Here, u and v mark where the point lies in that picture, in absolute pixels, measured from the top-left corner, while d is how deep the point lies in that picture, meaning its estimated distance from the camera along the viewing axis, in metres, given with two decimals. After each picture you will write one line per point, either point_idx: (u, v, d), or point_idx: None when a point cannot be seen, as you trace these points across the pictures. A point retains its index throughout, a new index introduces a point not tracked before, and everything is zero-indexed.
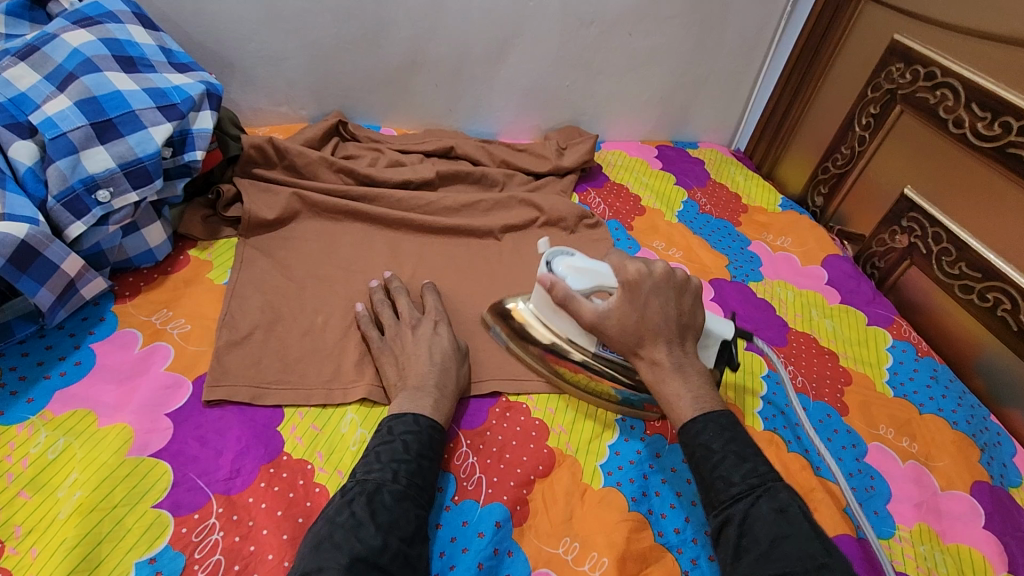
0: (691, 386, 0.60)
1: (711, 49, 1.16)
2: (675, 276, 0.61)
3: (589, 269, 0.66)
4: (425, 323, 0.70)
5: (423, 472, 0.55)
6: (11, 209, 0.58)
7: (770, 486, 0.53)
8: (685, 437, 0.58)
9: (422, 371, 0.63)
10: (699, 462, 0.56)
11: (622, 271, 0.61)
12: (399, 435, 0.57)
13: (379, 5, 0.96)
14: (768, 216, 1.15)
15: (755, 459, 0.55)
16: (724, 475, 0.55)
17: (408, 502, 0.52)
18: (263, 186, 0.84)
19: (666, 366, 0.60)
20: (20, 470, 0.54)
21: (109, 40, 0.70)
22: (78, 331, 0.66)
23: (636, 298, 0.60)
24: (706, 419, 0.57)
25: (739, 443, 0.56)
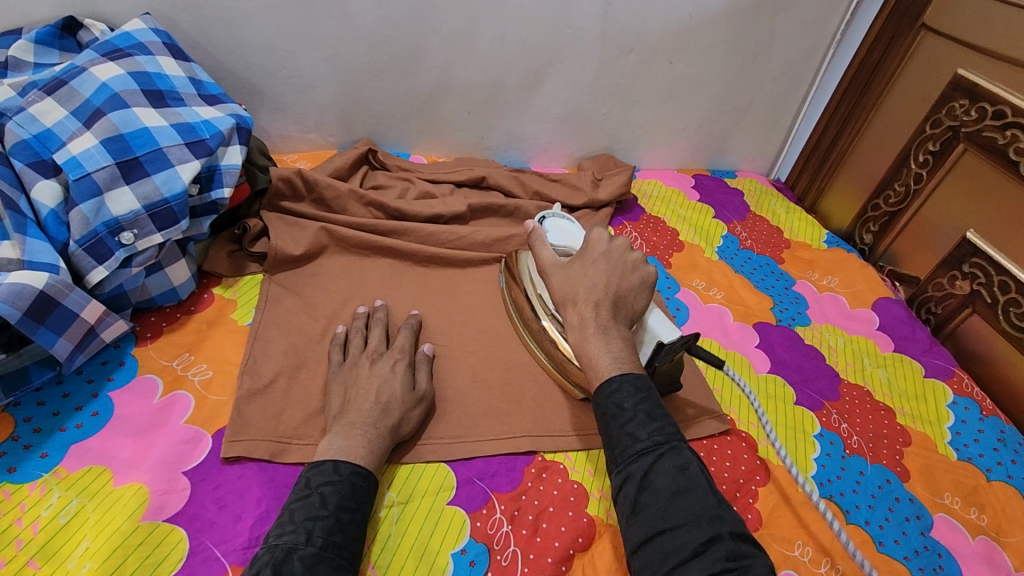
0: (613, 347, 0.57)
1: (754, 77, 1.11)
2: (631, 252, 0.65)
3: (570, 233, 0.79)
4: (386, 358, 0.67)
5: (342, 527, 0.50)
6: (32, 257, 0.55)
7: (675, 444, 0.51)
8: (599, 396, 0.55)
9: (363, 410, 0.60)
10: (608, 419, 0.53)
11: (586, 235, 0.67)
12: (316, 488, 0.52)
13: (412, 33, 0.92)
14: (813, 252, 1.09)
15: (664, 419, 0.52)
16: (632, 431, 0.52)
17: (323, 565, 0.47)
18: (291, 221, 0.81)
19: (589, 326, 0.59)
20: (30, 537, 0.50)
21: (138, 73, 0.68)
22: (97, 377, 0.63)
23: (586, 258, 0.64)
24: (623, 380, 0.55)
25: (651, 403, 0.53)
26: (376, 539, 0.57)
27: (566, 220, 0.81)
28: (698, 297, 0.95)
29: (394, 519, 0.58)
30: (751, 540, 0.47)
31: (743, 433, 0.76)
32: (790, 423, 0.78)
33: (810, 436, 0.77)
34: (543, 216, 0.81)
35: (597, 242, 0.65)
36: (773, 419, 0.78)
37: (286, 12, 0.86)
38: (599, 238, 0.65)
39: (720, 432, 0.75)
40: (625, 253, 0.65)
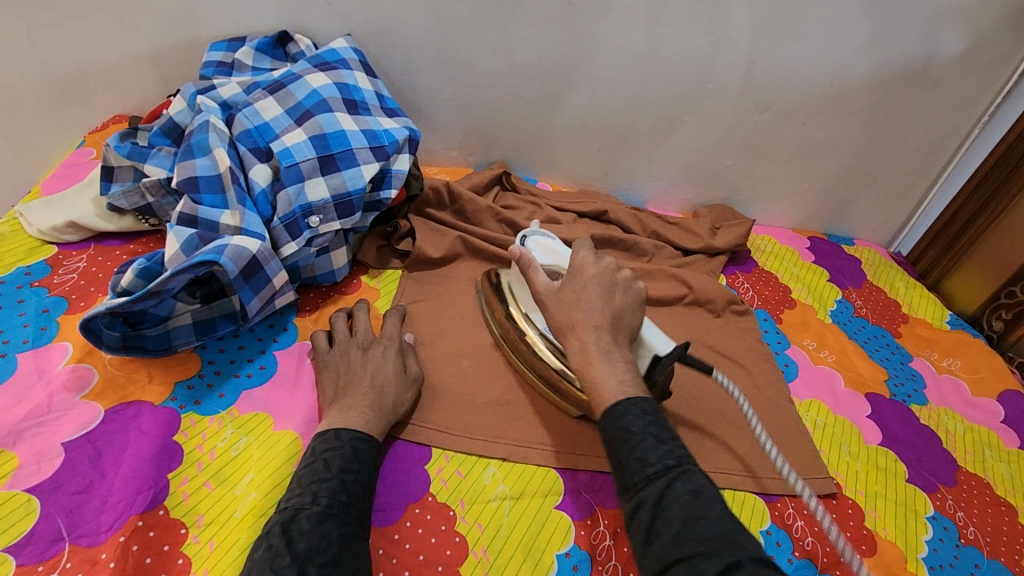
0: (617, 371, 0.61)
1: (888, 149, 1.11)
2: (614, 272, 0.68)
3: (555, 251, 0.76)
4: (376, 345, 0.69)
5: (346, 487, 0.53)
6: (247, 225, 0.67)
7: (685, 467, 0.53)
8: (605, 421, 0.58)
9: (359, 393, 0.63)
10: (618, 444, 0.56)
11: (574, 256, 0.70)
12: (320, 454, 0.56)
13: (563, 73, 1.00)
14: (933, 331, 1.06)
15: (672, 442, 0.55)
16: (642, 456, 0.54)
17: (329, 522, 0.50)
18: (434, 227, 0.90)
19: (592, 351, 0.62)
20: (208, 461, 0.59)
21: (341, 84, 0.79)
22: (265, 336, 0.72)
23: (575, 282, 0.67)
24: (629, 404, 0.58)
25: (659, 427, 0.56)
26: (489, 526, 0.61)
27: (549, 238, 0.79)
28: (808, 357, 0.94)
29: (507, 511, 0.62)
30: (774, 565, 0.47)
31: (849, 500, 0.74)
32: (900, 499, 0.76)
33: (921, 518, 0.74)
34: (525, 234, 0.79)
35: (585, 266, 0.68)
36: (882, 491, 0.76)
37: (457, 43, 0.96)
38: (586, 260, 0.69)
39: (825, 495, 0.74)
40: (615, 275, 0.68)
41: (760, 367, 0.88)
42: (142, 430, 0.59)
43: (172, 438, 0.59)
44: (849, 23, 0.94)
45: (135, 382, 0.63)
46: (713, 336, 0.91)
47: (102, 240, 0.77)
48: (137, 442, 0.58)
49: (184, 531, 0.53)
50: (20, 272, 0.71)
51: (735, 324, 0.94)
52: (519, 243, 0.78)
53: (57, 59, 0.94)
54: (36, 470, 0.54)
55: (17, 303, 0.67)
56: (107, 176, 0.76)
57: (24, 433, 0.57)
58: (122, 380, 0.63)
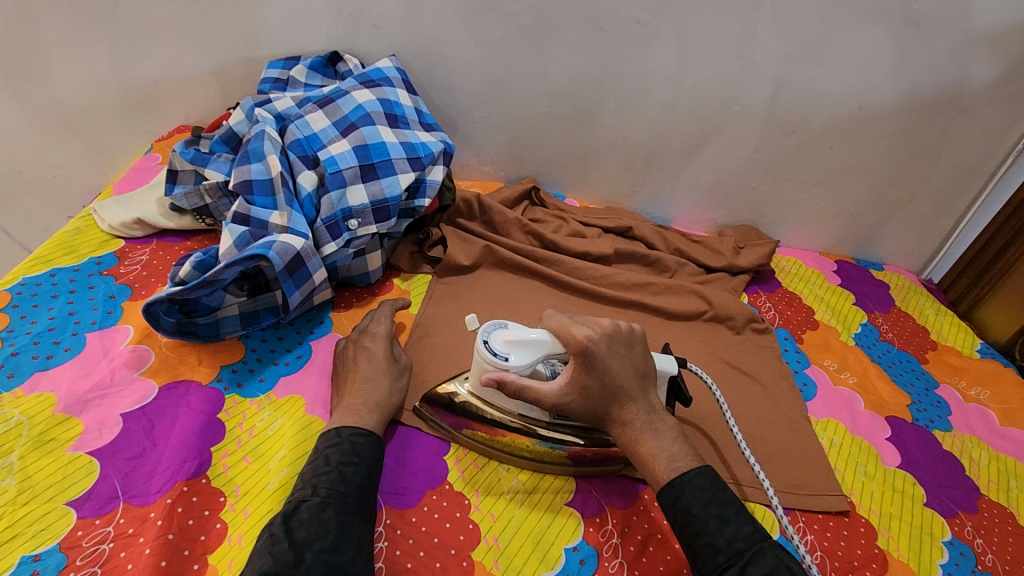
0: (665, 443, 0.61)
1: (918, 175, 1.11)
2: (622, 333, 0.64)
3: (525, 340, 0.65)
4: (366, 336, 0.73)
5: (345, 478, 0.56)
6: (293, 225, 0.73)
7: (756, 546, 0.54)
8: (667, 506, 0.58)
9: (352, 393, 0.66)
10: (683, 530, 0.56)
11: (570, 336, 0.62)
12: (322, 451, 0.59)
13: (593, 95, 1.05)
14: (962, 359, 1.04)
15: (736, 521, 0.55)
16: (710, 541, 0.55)
17: (328, 510, 0.53)
18: (463, 236, 0.95)
19: (638, 427, 0.62)
20: (247, 438, 0.64)
21: (384, 99, 0.86)
22: (303, 329, 0.78)
23: (592, 366, 0.61)
24: (684, 482, 0.58)
25: (719, 504, 0.56)
26: (501, 516, 0.64)
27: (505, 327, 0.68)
28: (829, 377, 0.94)
29: (519, 504, 0.65)
30: None
31: (863, 519, 0.74)
32: (916, 522, 0.75)
33: (938, 542, 0.74)
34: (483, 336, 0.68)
35: (594, 345, 0.61)
36: (898, 512, 0.76)
37: (493, 63, 1.02)
38: (591, 338, 0.61)
39: (838, 512, 0.74)
40: (618, 333, 0.64)
41: (778, 384, 0.88)
42: (190, 406, 0.65)
43: (216, 415, 0.65)
44: (877, 51, 0.96)
45: (186, 363, 0.69)
46: (730, 352, 0.92)
47: (163, 237, 0.85)
48: (184, 417, 0.64)
49: (223, 499, 0.58)
50: (92, 261, 0.79)
51: (755, 341, 0.95)
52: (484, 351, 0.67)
53: (134, 74, 1.04)
54: (98, 436, 0.61)
55: (88, 289, 0.75)
56: (171, 179, 0.84)
57: (89, 402, 0.63)
58: (175, 361, 0.69)
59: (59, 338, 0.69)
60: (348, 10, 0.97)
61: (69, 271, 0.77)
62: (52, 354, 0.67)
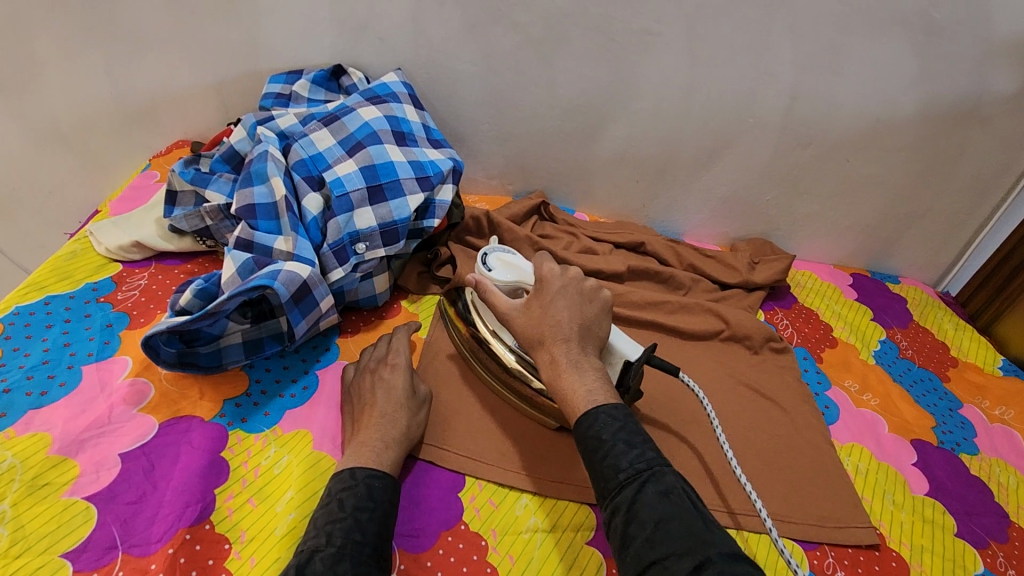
0: (587, 381, 0.59)
1: (937, 188, 1.08)
2: (586, 285, 0.66)
3: (516, 265, 0.76)
4: (385, 366, 0.70)
5: (361, 526, 0.53)
6: (299, 251, 0.70)
7: (657, 468, 0.52)
8: (579, 431, 0.56)
9: (370, 428, 0.63)
10: (591, 453, 0.55)
11: (539, 269, 0.68)
12: (336, 494, 0.56)
13: (603, 108, 1.02)
14: (984, 377, 1.02)
15: (642, 445, 0.54)
16: (614, 461, 0.53)
17: (343, 563, 0.50)
18: (472, 255, 0.92)
19: (562, 364, 0.60)
20: (252, 478, 0.61)
21: (391, 117, 0.83)
22: (309, 357, 0.75)
23: (543, 294, 0.65)
24: (599, 411, 0.56)
25: (629, 431, 0.55)
26: (520, 558, 0.61)
27: (510, 253, 0.78)
28: (850, 399, 0.91)
29: (538, 544, 0.62)
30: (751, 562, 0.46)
31: (893, 552, 0.72)
32: (948, 554, 0.72)
33: None
34: (485, 251, 0.78)
35: (551, 279, 0.66)
36: (928, 544, 0.73)
37: (500, 76, 0.99)
38: (553, 274, 0.67)
39: (868, 545, 0.71)
40: (580, 284, 0.66)
41: (799, 407, 0.86)
42: (192, 444, 0.62)
43: (220, 454, 0.62)
44: (896, 62, 0.93)
45: (187, 397, 0.66)
46: (749, 373, 0.89)
47: (162, 260, 0.82)
48: (186, 457, 0.61)
49: (227, 546, 0.55)
50: (88, 287, 0.76)
51: (773, 361, 0.92)
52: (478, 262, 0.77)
53: (131, 89, 1.01)
54: (95, 479, 0.58)
55: (84, 318, 0.72)
56: (170, 200, 0.81)
57: (85, 442, 0.60)
58: (176, 395, 0.66)
59: (54, 372, 0.65)
60: (352, 22, 0.94)
61: (64, 298, 0.74)
62: (46, 390, 0.64)
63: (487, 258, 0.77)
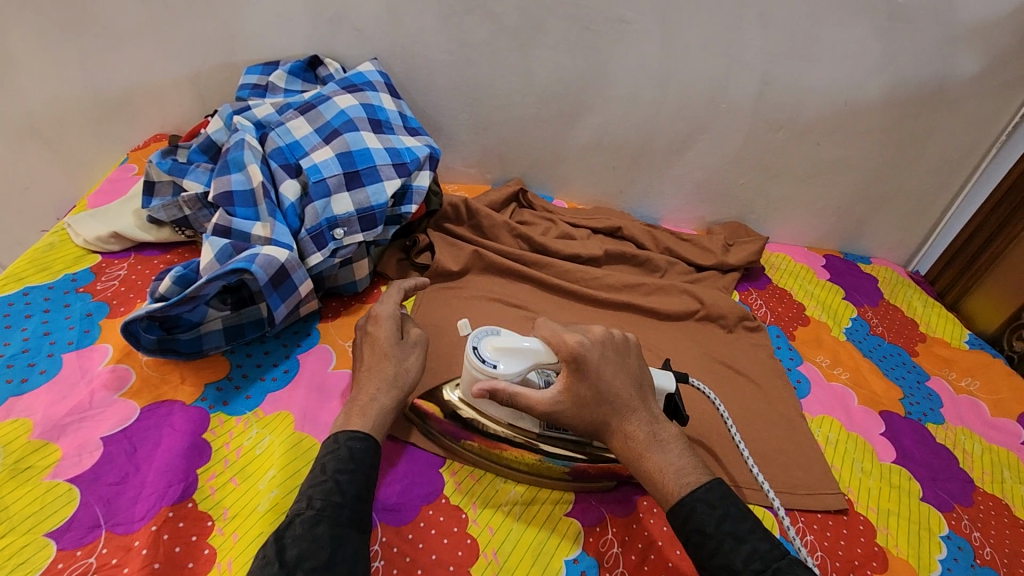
0: (672, 455, 0.59)
1: (904, 169, 1.11)
2: (615, 341, 0.63)
3: (517, 347, 0.64)
4: (371, 320, 0.70)
5: (340, 488, 0.54)
6: (277, 236, 0.71)
7: (773, 567, 0.51)
8: (677, 523, 0.55)
9: (361, 383, 0.64)
10: (696, 549, 0.54)
11: (562, 343, 0.60)
12: (320, 460, 0.57)
13: (580, 95, 1.04)
14: (951, 351, 1.05)
15: (753, 540, 0.53)
16: (726, 563, 0.52)
17: (320, 525, 0.51)
18: (451, 241, 0.93)
19: (640, 440, 0.59)
20: (234, 458, 0.62)
21: (367, 104, 0.84)
22: (290, 342, 0.76)
23: (585, 373, 0.60)
24: (693, 499, 0.55)
25: (733, 522, 0.54)
26: (500, 529, 0.63)
27: (497, 333, 0.66)
28: (822, 374, 0.94)
29: (517, 515, 0.64)
30: None
31: (861, 517, 0.74)
32: (914, 517, 0.75)
33: (935, 537, 0.74)
34: (473, 343, 0.65)
35: (587, 350, 0.60)
36: (895, 508, 0.76)
37: (476, 64, 1.00)
38: (583, 346, 0.60)
39: (837, 510, 0.74)
40: (609, 339, 0.63)
41: (772, 382, 0.88)
42: (174, 427, 0.63)
43: (202, 435, 0.63)
44: (862, 46, 0.96)
45: (168, 383, 0.67)
46: (724, 351, 0.92)
47: (141, 250, 0.82)
48: (168, 438, 0.62)
49: (210, 523, 0.56)
50: (67, 278, 0.76)
51: (748, 339, 0.95)
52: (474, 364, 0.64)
53: (107, 82, 1.01)
54: (77, 462, 0.58)
55: (63, 307, 0.72)
56: (147, 191, 0.81)
57: (67, 427, 0.61)
58: (157, 380, 0.67)
59: (34, 360, 0.66)
60: (328, 12, 0.94)
61: (43, 289, 0.74)
62: (26, 377, 0.64)
63: (480, 353, 0.65)
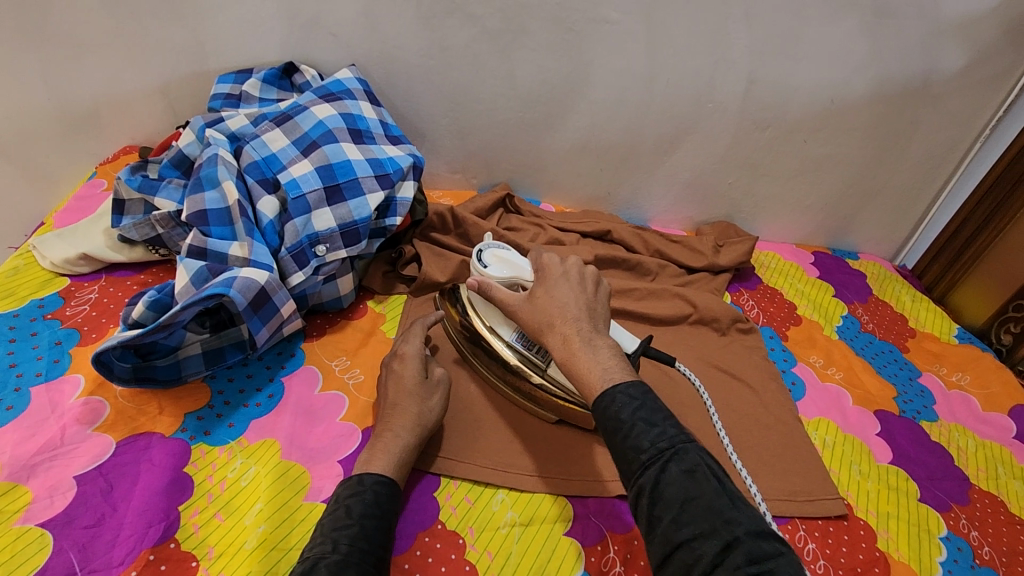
0: (602, 359, 0.56)
1: (890, 165, 1.11)
2: (586, 271, 0.66)
3: (513, 262, 0.74)
4: (397, 358, 0.70)
5: (367, 534, 0.53)
6: (255, 257, 0.68)
7: (679, 446, 0.49)
8: (597, 411, 0.53)
9: (384, 419, 0.64)
10: (611, 435, 0.51)
11: (538, 261, 0.67)
12: (343, 501, 0.56)
13: (565, 98, 1.01)
14: (941, 346, 1.05)
15: (664, 423, 0.50)
16: (635, 443, 0.49)
17: (347, 572, 0.49)
18: (438, 252, 0.90)
19: (574, 342, 0.58)
20: (218, 492, 0.59)
21: (346, 114, 0.81)
22: (274, 364, 0.73)
23: (545, 281, 0.64)
24: (615, 391, 0.53)
25: (649, 409, 0.51)
26: (499, 554, 0.61)
27: (505, 249, 0.77)
28: (816, 375, 0.93)
29: (516, 538, 0.62)
30: (775, 535, 0.45)
31: (861, 521, 0.74)
32: (913, 519, 0.75)
33: (935, 539, 0.74)
34: (480, 248, 0.77)
35: (554, 267, 0.65)
36: (894, 511, 0.76)
37: (457, 68, 0.97)
38: (552, 262, 0.66)
39: (837, 516, 0.73)
40: (581, 272, 0.65)
41: (767, 385, 0.87)
42: (153, 462, 0.60)
43: (183, 469, 0.60)
44: (847, 43, 0.95)
45: (146, 414, 0.64)
46: (717, 355, 0.91)
47: (113, 271, 0.79)
48: (148, 475, 0.59)
49: (195, 564, 0.53)
50: (34, 304, 0.72)
51: (741, 342, 0.94)
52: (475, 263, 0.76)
53: (70, 93, 0.97)
54: (50, 505, 0.55)
55: (30, 336, 0.68)
56: (118, 210, 0.77)
57: (37, 467, 0.57)
58: (134, 412, 0.64)
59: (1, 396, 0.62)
60: (302, 17, 0.91)
61: (8, 318, 0.70)
62: None
63: (482, 256, 0.76)
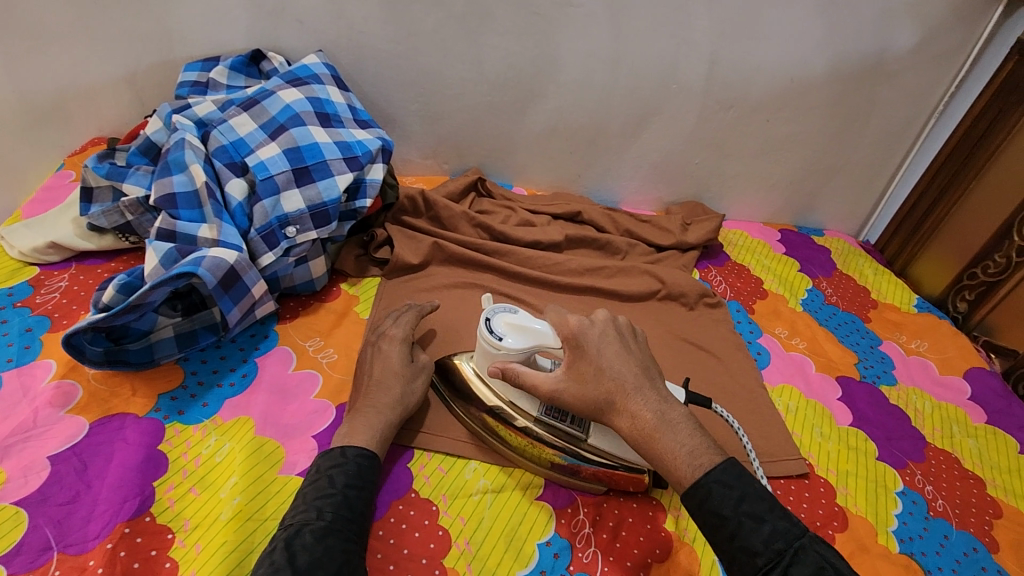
0: (683, 439, 0.55)
1: (850, 143, 1.15)
2: (618, 325, 0.63)
3: (528, 328, 0.64)
4: (382, 339, 0.71)
5: (350, 502, 0.54)
6: (225, 237, 0.69)
7: (796, 545, 0.49)
8: (690, 504, 0.52)
9: (368, 395, 0.65)
10: (715, 534, 0.51)
11: (565, 323, 0.62)
12: (325, 471, 0.56)
13: (533, 82, 1.03)
14: (901, 315, 1.09)
15: (771, 517, 0.50)
16: (745, 543, 0.49)
17: (331, 538, 0.50)
18: (409, 234, 0.92)
19: (648, 421, 0.56)
20: (193, 468, 0.60)
21: (313, 98, 0.82)
22: (247, 346, 0.74)
23: (586, 353, 0.60)
24: (710, 482, 0.52)
25: (750, 501, 0.51)
26: (472, 518, 0.63)
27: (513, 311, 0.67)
28: (781, 345, 0.97)
29: (488, 504, 0.64)
30: None
31: (823, 479, 0.77)
32: (871, 476, 0.78)
33: (892, 493, 0.77)
34: (487, 315, 0.66)
35: (586, 330, 0.61)
36: (854, 469, 0.79)
37: (424, 53, 0.98)
38: (584, 326, 0.61)
39: (799, 475, 0.77)
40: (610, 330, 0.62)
41: (733, 355, 0.90)
42: (127, 440, 0.61)
43: (157, 447, 0.61)
44: (804, 23, 0.98)
45: (119, 395, 0.64)
46: (686, 328, 0.94)
47: (82, 260, 0.79)
48: (122, 453, 0.59)
49: (171, 536, 0.55)
50: (3, 293, 0.72)
51: (709, 316, 0.97)
52: (485, 334, 0.65)
53: (33, 85, 0.96)
54: (24, 483, 0.56)
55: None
56: (85, 197, 0.77)
57: (10, 448, 0.58)
58: (107, 394, 0.64)
59: None
60: (268, 4, 0.91)
61: None
62: None
63: (492, 325, 0.66)
